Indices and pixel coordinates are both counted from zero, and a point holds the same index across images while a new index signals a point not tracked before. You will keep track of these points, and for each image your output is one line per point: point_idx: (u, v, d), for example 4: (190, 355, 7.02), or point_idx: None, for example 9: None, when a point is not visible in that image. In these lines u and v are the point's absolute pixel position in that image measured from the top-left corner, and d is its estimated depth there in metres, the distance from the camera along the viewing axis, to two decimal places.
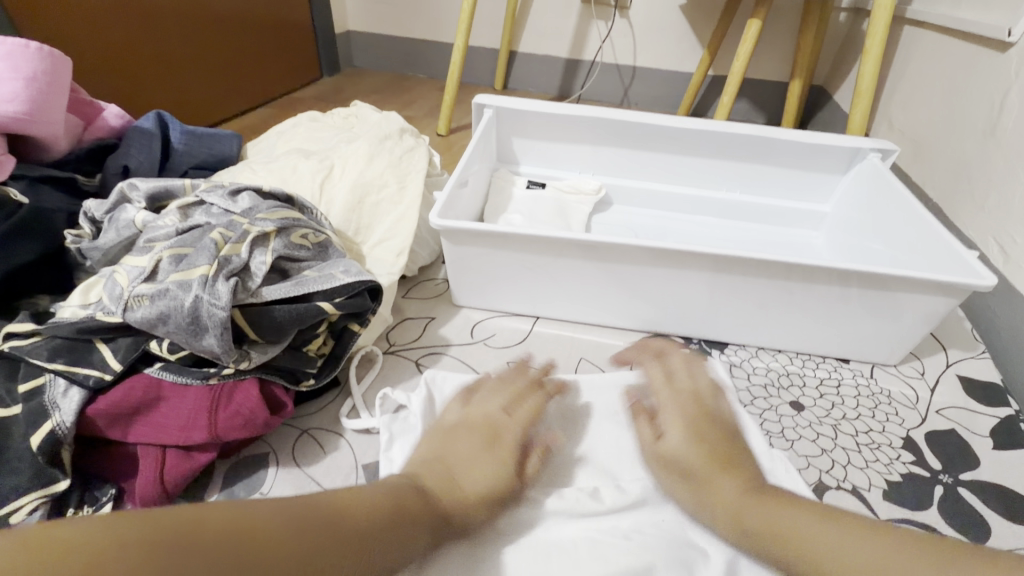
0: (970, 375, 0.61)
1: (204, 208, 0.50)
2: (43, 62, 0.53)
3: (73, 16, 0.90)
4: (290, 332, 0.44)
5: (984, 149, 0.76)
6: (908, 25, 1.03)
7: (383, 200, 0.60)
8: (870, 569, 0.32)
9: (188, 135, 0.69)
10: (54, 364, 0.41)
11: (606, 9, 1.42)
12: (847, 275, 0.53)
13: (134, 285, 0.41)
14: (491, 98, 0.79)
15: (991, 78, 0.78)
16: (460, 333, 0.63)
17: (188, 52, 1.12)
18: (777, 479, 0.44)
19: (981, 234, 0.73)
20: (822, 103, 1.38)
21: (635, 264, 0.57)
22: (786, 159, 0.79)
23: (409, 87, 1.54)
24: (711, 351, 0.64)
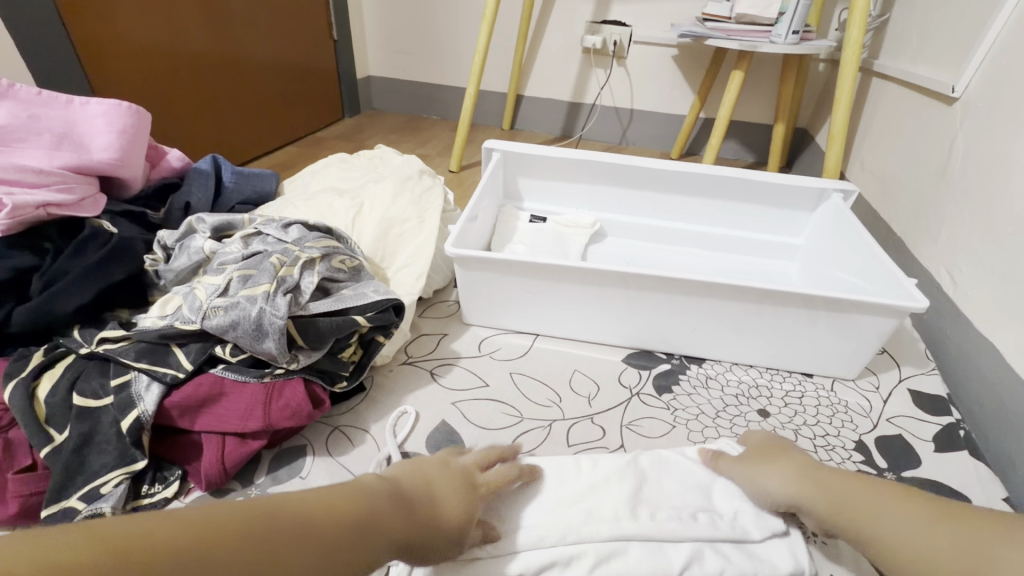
0: (920, 389, 0.69)
1: (261, 237, 0.60)
2: (131, 117, 0.65)
3: (136, 70, 1.03)
4: (329, 339, 0.53)
5: (937, 190, 0.85)
6: (875, 78, 1.15)
7: (405, 231, 0.70)
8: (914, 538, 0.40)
9: (238, 175, 0.80)
10: (139, 363, 0.50)
11: (605, 59, 1.56)
12: (804, 298, 0.62)
13: (211, 298, 0.51)
14: (499, 143, 0.90)
15: (941, 127, 0.88)
16: (469, 347, 0.72)
17: (228, 99, 1.25)
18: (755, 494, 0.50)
19: (934, 264, 0.82)
20: (804, 144, 1.49)
21: (621, 287, 0.66)
22: (760, 197, 0.89)
23: (424, 127, 1.68)
24: (690, 366, 0.72)
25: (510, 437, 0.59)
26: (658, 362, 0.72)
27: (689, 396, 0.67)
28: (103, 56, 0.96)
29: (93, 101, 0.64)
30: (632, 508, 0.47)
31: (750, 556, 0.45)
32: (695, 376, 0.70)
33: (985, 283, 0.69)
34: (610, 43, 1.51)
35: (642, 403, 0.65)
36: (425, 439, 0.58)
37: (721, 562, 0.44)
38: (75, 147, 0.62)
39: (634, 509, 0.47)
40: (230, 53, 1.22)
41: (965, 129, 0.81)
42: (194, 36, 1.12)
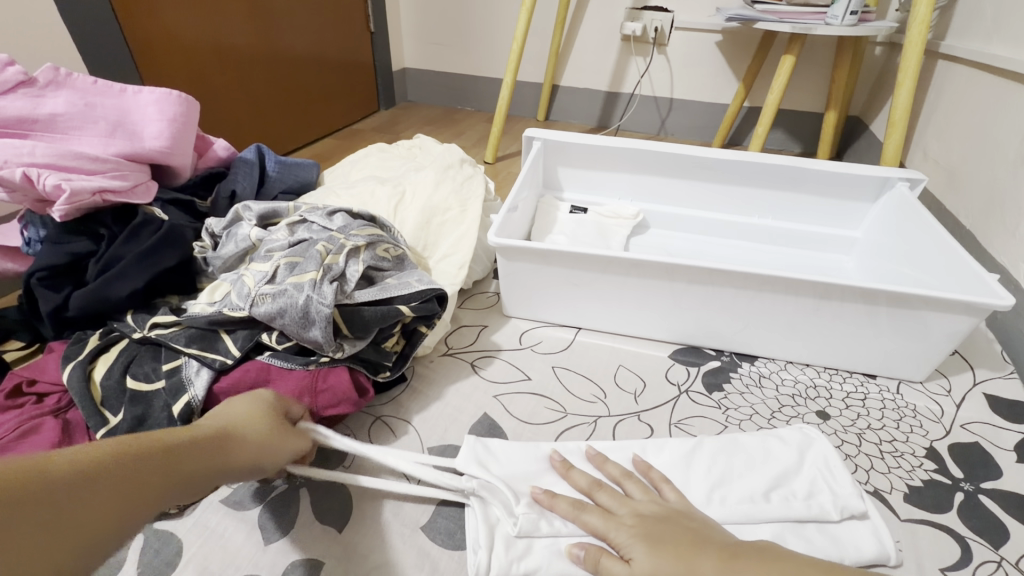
0: (997, 394, 0.64)
1: (306, 225, 0.60)
2: (180, 106, 0.66)
3: (183, 64, 1.05)
4: (374, 329, 0.52)
5: (1014, 179, 0.79)
6: (941, 60, 1.08)
7: (446, 220, 0.69)
8: None
9: (280, 165, 0.81)
10: (190, 349, 0.51)
11: (645, 47, 1.51)
12: (871, 295, 0.58)
13: (259, 285, 0.51)
14: (540, 131, 0.87)
15: (1020, 110, 0.81)
16: (510, 340, 0.70)
17: (270, 92, 1.27)
18: (831, 485, 0.48)
19: (1011, 260, 0.76)
20: (858, 133, 1.42)
21: (670, 280, 0.63)
22: (817, 187, 0.84)
23: (458, 119, 1.67)
24: (742, 364, 0.68)
25: (554, 432, 0.58)
26: (707, 359, 0.69)
27: (741, 395, 0.64)
28: (150, 49, 0.98)
29: (144, 90, 0.65)
30: (707, 494, 0.48)
31: (832, 540, 0.45)
32: (748, 374, 0.67)
33: None
34: (651, 29, 1.46)
35: (691, 401, 0.62)
36: (468, 433, 0.57)
37: (804, 545, 0.45)
38: (128, 136, 0.63)
39: (709, 494, 0.48)
40: (270, 45, 1.23)
41: None
42: (238, 30, 1.14)
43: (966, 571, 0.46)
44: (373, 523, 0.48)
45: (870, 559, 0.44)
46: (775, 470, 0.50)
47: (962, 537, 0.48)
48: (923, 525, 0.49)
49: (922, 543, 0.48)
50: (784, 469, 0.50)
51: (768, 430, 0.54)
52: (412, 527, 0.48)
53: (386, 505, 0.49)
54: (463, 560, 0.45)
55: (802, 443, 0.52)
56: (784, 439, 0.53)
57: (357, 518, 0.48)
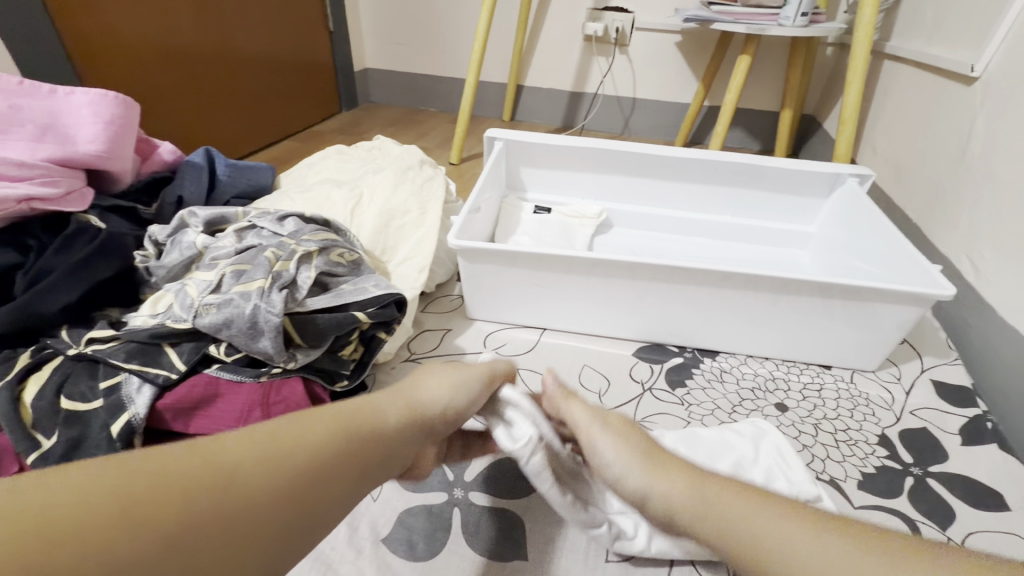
0: (942, 380, 0.67)
1: (255, 231, 0.57)
2: (118, 108, 0.63)
3: (126, 64, 1.00)
4: (329, 337, 0.51)
5: (955, 174, 0.82)
6: (886, 60, 1.12)
7: (405, 223, 0.67)
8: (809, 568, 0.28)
9: (232, 168, 0.78)
10: (130, 364, 0.48)
11: (607, 47, 1.52)
12: (824, 288, 0.59)
13: (203, 295, 0.49)
14: (502, 132, 0.87)
15: (959, 108, 0.85)
16: (474, 343, 0.69)
17: (223, 92, 1.22)
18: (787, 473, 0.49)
19: (953, 251, 0.79)
20: (812, 131, 1.46)
21: (631, 279, 0.63)
22: (773, 184, 0.86)
23: (423, 120, 1.65)
24: (703, 359, 0.69)
25: None
26: (670, 356, 0.70)
27: (703, 390, 0.64)
28: (89, 48, 0.93)
29: (77, 90, 0.61)
30: None
31: None
32: (709, 369, 0.68)
33: (1008, 270, 0.66)
34: (612, 30, 1.48)
35: (655, 399, 0.63)
36: None
37: None
38: (59, 139, 0.59)
39: None
40: (223, 43, 1.19)
41: (985, 110, 0.78)
42: (187, 28, 1.10)
43: None
44: (329, 539, 0.46)
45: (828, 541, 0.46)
46: (731, 463, 0.50)
47: (912, 521, 0.50)
48: (874, 510, 0.51)
49: None
50: (739, 461, 0.50)
51: (724, 425, 0.54)
52: (371, 541, 0.46)
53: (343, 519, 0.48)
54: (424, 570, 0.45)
55: (756, 434, 0.53)
56: (740, 432, 0.54)
57: None
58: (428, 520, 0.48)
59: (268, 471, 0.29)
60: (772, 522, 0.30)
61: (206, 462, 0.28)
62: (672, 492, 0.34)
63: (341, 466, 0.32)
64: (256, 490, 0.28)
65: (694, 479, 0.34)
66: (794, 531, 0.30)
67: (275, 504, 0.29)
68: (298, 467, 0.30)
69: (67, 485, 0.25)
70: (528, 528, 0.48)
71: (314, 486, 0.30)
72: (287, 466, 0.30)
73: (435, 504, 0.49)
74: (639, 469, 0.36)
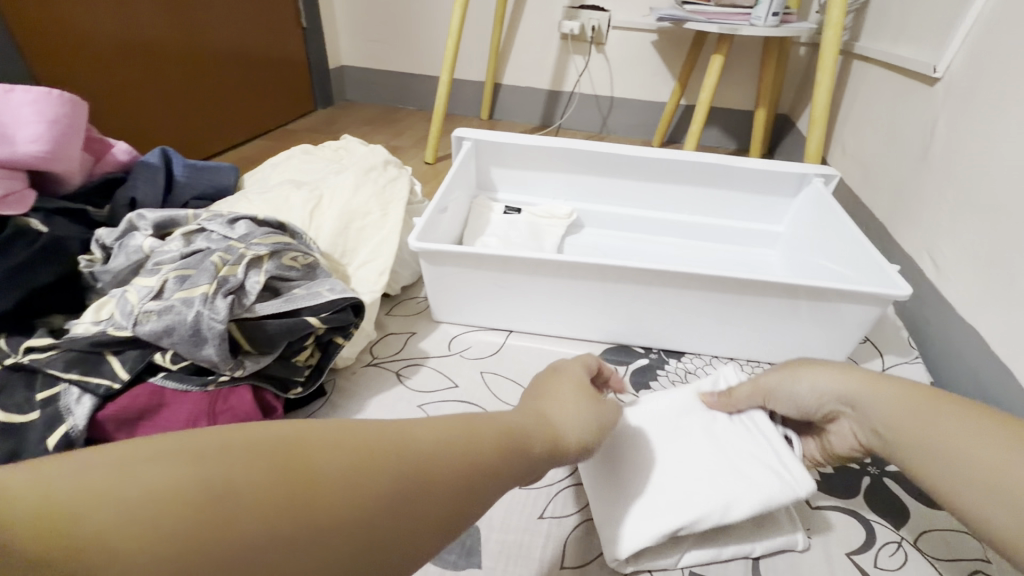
0: (903, 379, 0.67)
1: (204, 234, 0.56)
2: (63, 107, 0.61)
3: (84, 60, 0.97)
4: (280, 343, 0.49)
5: (918, 173, 0.83)
6: (855, 61, 1.13)
7: (367, 224, 0.66)
8: (974, 458, 0.34)
9: (189, 168, 0.76)
10: (69, 374, 0.46)
11: (583, 45, 1.52)
12: (785, 288, 0.59)
13: (143, 302, 0.47)
14: (470, 131, 0.86)
15: (923, 108, 0.86)
16: (438, 346, 0.68)
17: (189, 90, 1.19)
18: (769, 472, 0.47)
19: (915, 250, 0.80)
20: (786, 130, 1.48)
21: (595, 281, 0.63)
22: (742, 184, 0.86)
23: (399, 118, 1.63)
24: (669, 360, 0.69)
25: None
26: (635, 357, 0.69)
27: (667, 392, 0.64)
28: (44, 42, 0.90)
29: (18, 88, 0.59)
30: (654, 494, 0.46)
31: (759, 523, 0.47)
32: (674, 371, 0.67)
33: (966, 269, 0.67)
34: (588, 28, 1.47)
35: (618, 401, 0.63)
36: None
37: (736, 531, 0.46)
38: None
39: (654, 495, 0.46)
40: (189, 40, 1.16)
41: (947, 110, 0.79)
42: (150, 23, 1.07)
43: (870, 555, 0.47)
44: None
45: (787, 492, 0.44)
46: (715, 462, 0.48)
47: (868, 521, 0.50)
48: (831, 511, 0.51)
49: (829, 530, 0.49)
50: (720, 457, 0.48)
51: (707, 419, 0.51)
52: None
53: None
54: None
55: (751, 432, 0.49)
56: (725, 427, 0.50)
57: None
58: None
59: (410, 469, 0.27)
60: (953, 425, 0.36)
61: (355, 441, 0.26)
62: (882, 417, 0.40)
63: (445, 475, 0.29)
64: (391, 484, 0.26)
65: (905, 411, 0.39)
66: (963, 430, 0.35)
67: (410, 508, 0.26)
68: (437, 464, 0.29)
69: (142, 464, 0.21)
70: (483, 535, 0.47)
71: (444, 489, 0.28)
72: (428, 464, 0.28)
73: None
74: (869, 398, 0.41)
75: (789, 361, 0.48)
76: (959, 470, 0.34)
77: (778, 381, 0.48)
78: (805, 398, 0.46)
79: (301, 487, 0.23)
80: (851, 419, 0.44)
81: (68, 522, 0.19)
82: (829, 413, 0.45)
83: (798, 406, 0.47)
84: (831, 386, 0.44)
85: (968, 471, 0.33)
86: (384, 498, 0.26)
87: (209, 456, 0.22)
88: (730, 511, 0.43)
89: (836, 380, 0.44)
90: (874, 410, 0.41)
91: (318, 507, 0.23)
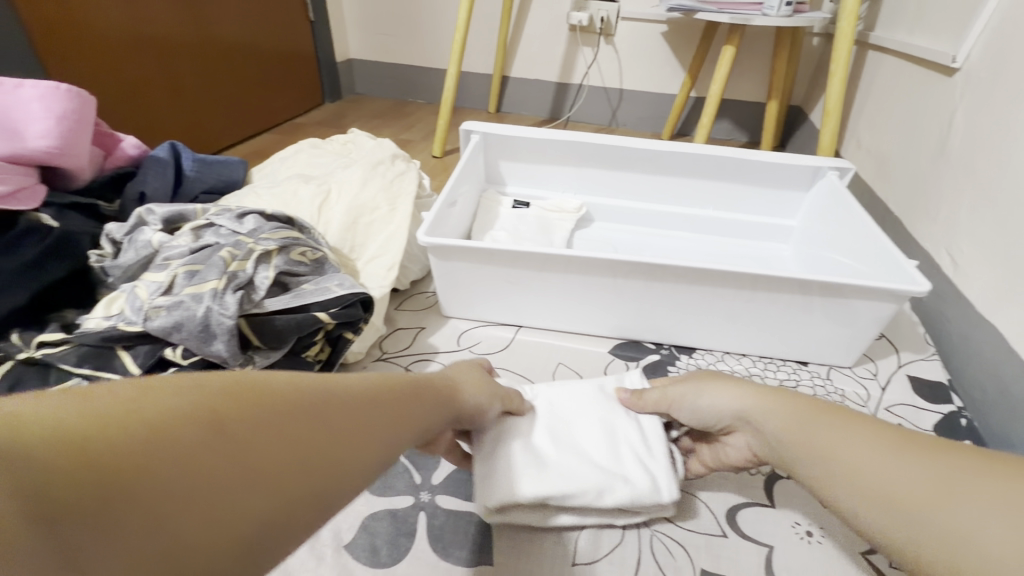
0: (919, 376, 0.66)
1: (213, 229, 0.55)
2: (70, 102, 0.61)
3: (94, 55, 0.97)
4: (289, 339, 0.49)
5: (936, 166, 0.81)
6: (871, 51, 1.11)
7: (375, 219, 0.66)
8: (881, 481, 0.32)
9: (198, 163, 0.75)
10: (82, 369, 0.46)
11: (592, 37, 1.50)
12: (797, 283, 0.58)
13: (153, 298, 0.47)
14: (479, 124, 0.85)
15: (941, 99, 0.84)
16: (447, 341, 0.68)
17: (198, 84, 1.19)
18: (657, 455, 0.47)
19: (932, 245, 0.79)
20: (799, 122, 1.45)
21: (605, 276, 0.62)
22: (754, 177, 0.84)
23: (407, 112, 1.62)
24: (680, 356, 0.68)
25: None
26: (646, 353, 0.69)
27: None
28: (54, 36, 0.90)
29: (27, 83, 0.59)
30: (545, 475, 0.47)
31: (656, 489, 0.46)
32: (685, 367, 0.67)
33: (986, 264, 0.66)
34: (597, 19, 1.45)
35: None
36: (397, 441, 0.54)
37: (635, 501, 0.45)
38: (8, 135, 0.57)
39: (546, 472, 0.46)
40: (198, 34, 1.16)
41: (966, 102, 0.77)
42: (159, 17, 1.06)
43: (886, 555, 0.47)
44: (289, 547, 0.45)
45: (653, 498, 0.45)
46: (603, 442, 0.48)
47: None
48: None
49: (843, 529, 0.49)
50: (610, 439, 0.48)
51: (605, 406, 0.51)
52: (332, 547, 0.46)
53: None
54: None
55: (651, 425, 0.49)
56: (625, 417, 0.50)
57: None
58: (393, 525, 0.48)
59: (340, 430, 0.29)
60: (850, 443, 0.34)
61: (289, 395, 0.28)
62: (780, 430, 0.38)
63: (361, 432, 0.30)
64: (321, 444, 0.28)
65: (803, 424, 0.37)
66: (866, 443, 0.34)
67: (336, 467, 0.28)
68: (364, 427, 0.30)
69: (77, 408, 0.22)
70: (493, 532, 0.47)
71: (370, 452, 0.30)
72: (355, 427, 0.30)
73: (400, 508, 0.49)
74: (770, 412, 0.40)
75: (702, 372, 0.47)
76: (870, 491, 0.32)
77: (684, 394, 0.46)
78: (705, 412, 0.45)
79: (231, 433, 0.25)
80: (750, 433, 0.42)
81: (22, 444, 0.21)
82: (733, 427, 0.44)
83: (700, 419, 0.46)
84: (733, 401, 0.43)
85: (888, 491, 0.31)
86: (313, 454, 0.27)
87: (158, 398, 0.24)
88: (602, 496, 0.44)
89: (732, 395, 0.43)
90: (775, 426, 0.39)
91: (246, 458, 0.25)
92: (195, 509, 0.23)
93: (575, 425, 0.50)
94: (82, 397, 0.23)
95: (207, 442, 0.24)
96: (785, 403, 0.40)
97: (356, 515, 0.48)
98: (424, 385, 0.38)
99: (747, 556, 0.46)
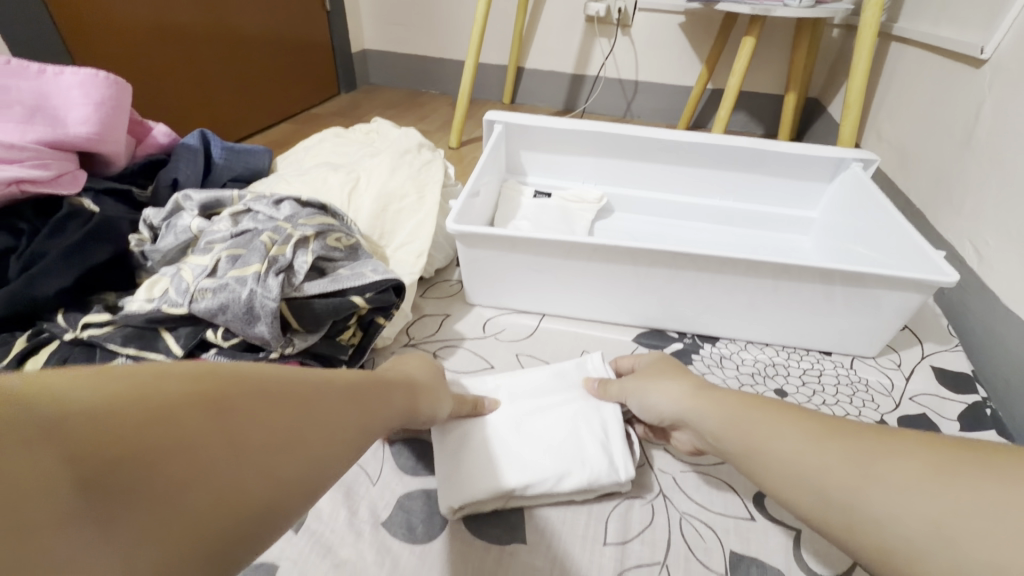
0: (943, 366, 0.67)
1: (251, 215, 0.57)
2: (109, 89, 0.62)
3: (119, 43, 0.98)
4: (327, 322, 0.50)
5: (961, 158, 0.81)
6: (894, 42, 1.10)
7: (404, 207, 0.67)
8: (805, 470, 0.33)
9: (227, 151, 0.76)
10: (126, 349, 0.47)
11: (609, 28, 1.49)
12: (824, 273, 0.58)
13: (198, 280, 0.49)
14: (501, 114, 0.85)
15: (967, 91, 0.83)
16: (473, 328, 0.69)
17: (218, 73, 1.20)
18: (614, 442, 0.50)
19: (956, 237, 0.78)
20: (817, 114, 1.44)
21: (632, 265, 0.63)
22: (776, 168, 0.84)
23: (422, 102, 1.62)
24: (703, 345, 0.69)
25: None
26: (670, 342, 0.69)
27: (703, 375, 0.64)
28: (82, 25, 0.91)
29: (67, 70, 0.60)
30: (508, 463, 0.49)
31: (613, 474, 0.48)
32: (709, 356, 0.67)
33: (1012, 256, 0.66)
34: (615, 10, 1.45)
35: None
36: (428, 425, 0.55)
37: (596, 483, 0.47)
38: (49, 121, 0.58)
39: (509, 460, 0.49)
40: (218, 24, 1.17)
41: (994, 93, 0.76)
42: (182, 7, 1.07)
43: None
44: (329, 523, 0.47)
45: (611, 478, 0.48)
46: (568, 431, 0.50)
47: None
48: None
49: None
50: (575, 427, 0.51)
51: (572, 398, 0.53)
52: (370, 524, 0.47)
53: (343, 503, 0.48)
54: (424, 553, 0.45)
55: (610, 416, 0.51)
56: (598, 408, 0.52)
57: (312, 520, 0.47)
58: (428, 504, 0.48)
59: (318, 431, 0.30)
60: (779, 439, 0.35)
61: (290, 397, 0.29)
62: (711, 426, 0.40)
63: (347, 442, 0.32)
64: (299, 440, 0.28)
65: (732, 420, 0.39)
66: (790, 436, 0.35)
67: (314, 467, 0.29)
68: (345, 432, 0.32)
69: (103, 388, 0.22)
70: (526, 512, 0.48)
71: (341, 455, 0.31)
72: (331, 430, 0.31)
73: (435, 487, 0.50)
74: (702, 411, 0.42)
75: (649, 368, 0.49)
76: (795, 483, 0.33)
77: (632, 392, 0.49)
78: (649, 408, 0.47)
79: (234, 424, 0.25)
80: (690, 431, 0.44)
81: (45, 411, 0.20)
82: (675, 423, 0.46)
83: (649, 414, 0.48)
84: (671, 402, 0.44)
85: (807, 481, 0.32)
86: (292, 448, 0.28)
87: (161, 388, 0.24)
88: (563, 481, 0.47)
89: (667, 393, 0.45)
90: (709, 424, 0.41)
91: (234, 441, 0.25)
92: (209, 500, 0.23)
93: (540, 413, 0.52)
94: (99, 372, 0.23)
95: (217, 439, 0.24)
96: (711, 401, 0.41)
97: (391, 494, 0.49)
98: (394, 388, 0.39)
99: (777, 538, 0.47)
